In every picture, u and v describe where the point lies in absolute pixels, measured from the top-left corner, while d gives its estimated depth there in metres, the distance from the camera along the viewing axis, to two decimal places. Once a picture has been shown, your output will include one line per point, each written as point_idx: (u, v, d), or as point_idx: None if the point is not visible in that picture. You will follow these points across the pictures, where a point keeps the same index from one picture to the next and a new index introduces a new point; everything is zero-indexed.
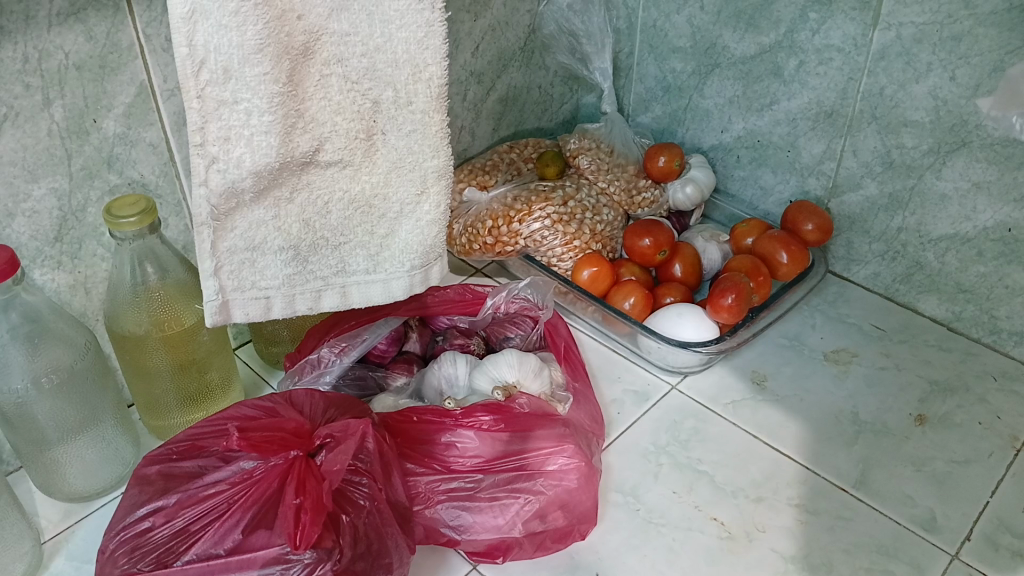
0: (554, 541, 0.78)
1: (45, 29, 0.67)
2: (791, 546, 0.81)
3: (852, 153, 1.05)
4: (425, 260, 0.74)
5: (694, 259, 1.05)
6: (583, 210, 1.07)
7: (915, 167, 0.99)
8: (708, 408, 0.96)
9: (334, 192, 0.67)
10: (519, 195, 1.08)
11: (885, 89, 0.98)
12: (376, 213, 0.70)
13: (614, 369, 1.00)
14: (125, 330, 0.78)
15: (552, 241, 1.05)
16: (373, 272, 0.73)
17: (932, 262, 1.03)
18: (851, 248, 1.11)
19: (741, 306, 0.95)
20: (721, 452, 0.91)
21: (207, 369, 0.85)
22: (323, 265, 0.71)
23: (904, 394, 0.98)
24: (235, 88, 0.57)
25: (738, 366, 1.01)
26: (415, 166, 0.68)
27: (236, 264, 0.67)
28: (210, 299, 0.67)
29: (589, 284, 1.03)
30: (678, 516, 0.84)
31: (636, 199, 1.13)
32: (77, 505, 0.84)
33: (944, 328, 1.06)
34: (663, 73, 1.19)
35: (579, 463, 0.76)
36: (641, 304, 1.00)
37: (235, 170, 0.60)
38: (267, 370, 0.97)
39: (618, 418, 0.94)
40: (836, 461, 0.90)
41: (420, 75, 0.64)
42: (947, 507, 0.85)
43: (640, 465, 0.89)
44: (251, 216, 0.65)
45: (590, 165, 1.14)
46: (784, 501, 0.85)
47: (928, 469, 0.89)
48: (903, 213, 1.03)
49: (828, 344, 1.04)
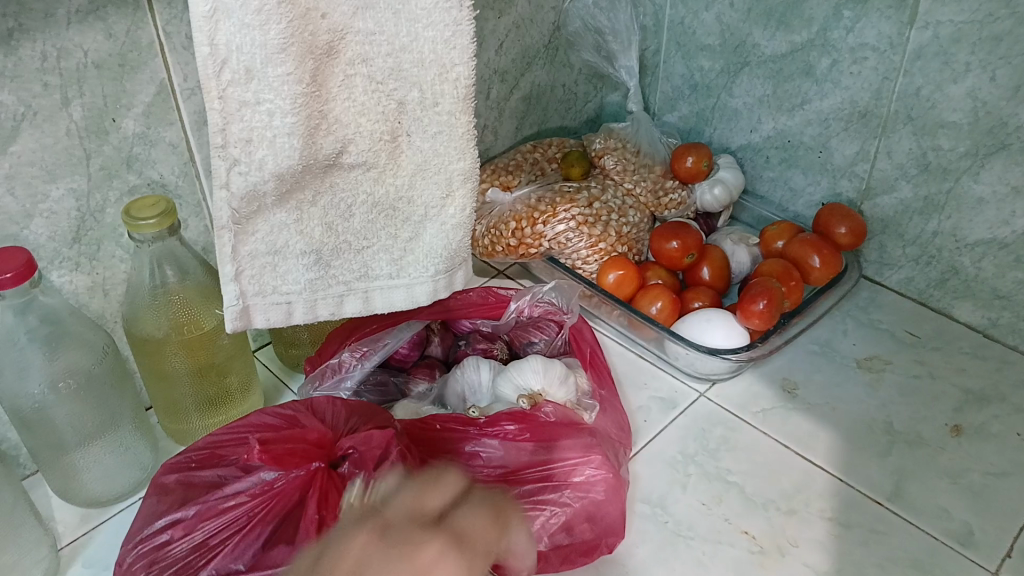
0: (580, 555, 0.75)
1: (64, 27, 0.66)
2: (823, 561, 0.80)
3: (886, 155, 1.02)
4: (450, 264, 0.72)
5: (722, 263, 1.02)
6: (609, 212, 1.05)
7: (951, 170, 0.97)
8: (737, 416, 0.94)
9: (357, 195, 0.66)
10: (543, 196, 1.06)
11: (921, 90, 0.95)
12: (399, 217, 0.68)
13: (640, 375, 0.98)
14: (143, 333, 0.76)
15: (577, 243, 1.03)
16: (396, 277, 0.72)
17: (968, 267, 1.01)
18: (884, 252, 1.08)
19: (772, 313, 0.91)
20: (750, 461, 0.89)
21: (226, 373, 0.84)
22: (346, 269, 0.69)
23: (937, 403, 0.96)
24: (257, 88, 0.55)
25: (768, 373, 0.99)
26: (440, 169, 0.67)
27: (257, 269, 0.65)
28: (231, 305, 0.65)
29: (614, 288, 1.00)
30: (706, 528, 0.82)
31: (663, 200, 1.10)
32: (94, 510, 0.82)
33: (979, 335, 1.04)
34: (690, 72, 1.17)
35: (606, 474, 0.74)
36: (667, 309, 0.96)
37: (257, 173, 0.59)
38: (286, 372, 0.96)
39: (644, 426, 0.92)
40: (869, 473, 0.88)
41: (448, 75, 0.62)
42: (984, 521, 0.84)
43: (667, 475, 0.87)
44: (272, 221, 0.63)
45: (615, 166, 1.11)
46: (817, 514, 0.84)
47: (964, 481, 0.88)
48: (938, 217, 1.01)
49: (859, 350, 1.02)
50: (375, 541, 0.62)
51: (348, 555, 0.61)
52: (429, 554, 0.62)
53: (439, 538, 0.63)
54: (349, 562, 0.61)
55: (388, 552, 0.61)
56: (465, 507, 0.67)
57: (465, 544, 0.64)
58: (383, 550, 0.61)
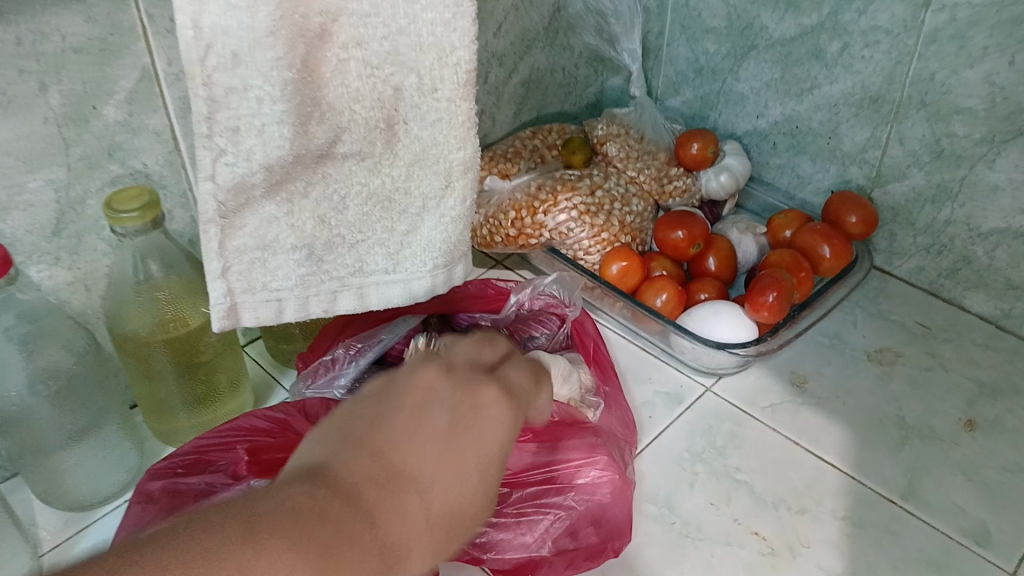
0: (585, 559, 0.73)
1: (39, 9, 0.62)
2: (836, 563, 0.77)
3: (898, 141, 0.98)
4: (449, 258, 0.70)
5: (728, 253, 0.99)
6: (612, 201, 1.01)
7: (965, 157, 0.94)
8: (745, 411, 0.91)
9: (351, 186, 0.62)
10: (544, 184, 1.02)
11: (936, 74, 0.92)
12: (395, 209, 0.65)
13: (644, 369, 0.95)
14: (128, 331, 0.73)
15: (579, 233, 0.99)
16: (392, 272, 0.69)
17: (981, 257, 0.98)
18: (894, 241, 1.05)
19: (782, 305, 0.88)
20: (759, 459, 0.86)
21: (214, 371, 0.80)
22: (339, 264, 0.66)
23: (950, 396, 0.93)
24: (246, 74, 0.51)
25: (776, 366, 0.97)
26: (439, 159, 0.64)
27: (245, 265, 0.61)
28: (218, 302, 0.61)
29: (617, 280, 0.96)
30: (715, 529, 0.79)
31: (667, 188, 1.07)
32: (79, 514, 0.79)
33: (991, 326, 1.01)
34: (695, 55, 1.13)
35: (612, 476, 0.73)
36: (673, 301, 0.93)
37: (245, 163, 0.55)
38: (276, 368, 0.93)
39: (650, 422, 0.89)
40: (881, 469, 0.85)
41: (447, 60, 0.58)
42: (1000, 520, 0.81)
43: (673, 474, 0.84)
44: (261, 214, 0.59)
45: (618, 152, 1.07)
46: (829, 513, 0.81)
47: (979, 477, 0.85)
48: (951, 205, 0.97)
49: (869, 342, 1.00)
50: (443, 377, 0.52)
51: (416, 381, 0.51)
52: (491, 398, 0.53)
53: (493, 387, 0.54)
54: (416, 396, 0.50)
55: (453, 391, 0.51)
56: (515, 364, 0.63)
57: (516, 395, 0.58)
58: (453, 387, 0.52)
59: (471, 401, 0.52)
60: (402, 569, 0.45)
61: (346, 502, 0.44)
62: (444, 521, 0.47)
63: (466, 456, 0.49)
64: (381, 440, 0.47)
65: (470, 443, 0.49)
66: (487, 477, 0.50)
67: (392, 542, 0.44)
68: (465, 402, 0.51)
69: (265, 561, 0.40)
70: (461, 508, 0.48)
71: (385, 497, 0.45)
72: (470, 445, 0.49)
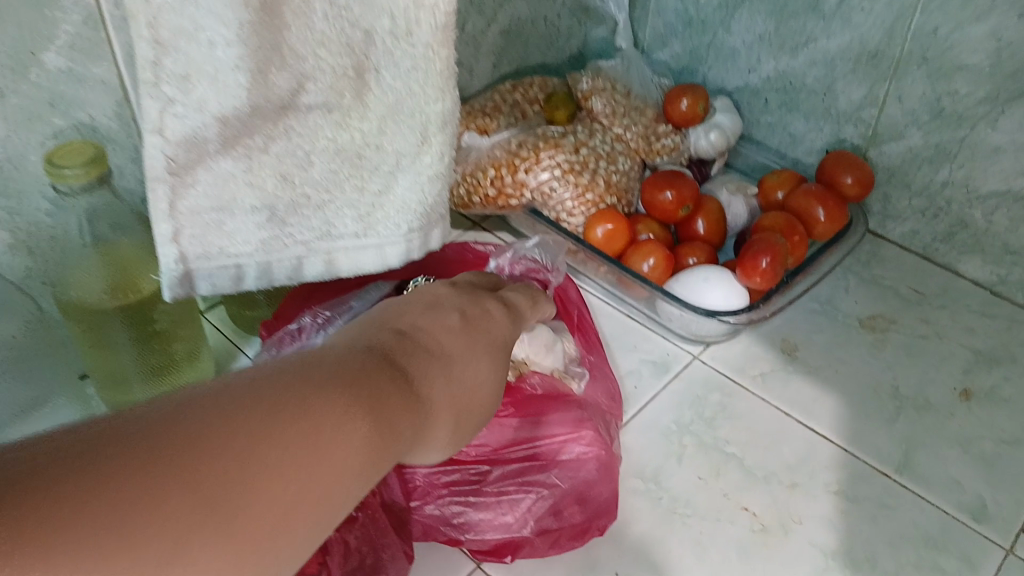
0: (569, 538, 0.69)
1: None
2: (830, 540, 0.74)
3: (896, 99, 0.94)
4: (426, 222, 0.65)
5: (718, 216, 0.95)
6: (597, 159, 0.96)
7: (966, 117, 0.89)
8: (734, 380, 0.87)
9: (317, 141, 0.57)
10: (525, 141, 0.96)
11: (939, 29, 0.87)
12: (366, 166, 0.60)
13: (629, 337, 0.91)
14: (76, 299, 0.68)
15: (562, 193, 0.94)
16: (363, 237, 0.64)
17: (979, 220, 0.95)
18: (888, 203, 1.01)
19: (775, 271, 0.84)
20: (750, 431, 0.82)
21: (172, 341, 0.76)
22: (304, 227, 0.61)
23: (945, 365, 0.90)
24: (196, 13, 0.44)
25: (766, 334, 0.93)
26: (415, 112, 0.58)
27: (200, 227, 0.55)
28: (169, 269, 0.56)
29: (602, 243, 0.91)
30: (704, 505, 0.76)
31: (655, 146, 1.02)
32: None
33: (986, 293, 0.98)
34: (684, 6, 1.08)
35: (598, 451, 0.69)
36: (660, 266, 0.89)
37: (196, 114, 0.48)
38: (240, 337, 0.87)
39: (635, 392, 0.85)
40: (876, 442, 0.82)
41: (423, 2, 0.52)
42: (998, 494, 0.78)
43: (660, 447, 0.81)
44: (216, 171, 0.53)
45: (604, 108, 1.02)
46: (822, 488, 0.78)
47: (975, 450, 0.82)
48: (950, 166, 0.93)
49: (862, 309, 0.96)
50: (447, 288, 0.59)
51: (430, 291, 0.58)
52: (495, 306, 0.59)
53: (492, 300, 0.60)
54: (426, 299, 0.56)
55: (460, 296, 0.58)
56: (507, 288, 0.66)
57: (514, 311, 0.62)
58: (460, 295, 0.58)
59: (476, 300, 0.59)
60: (438, 425, 0.49)
61: (396, 371, 0.46)
62: (461, 403, 0.51)
63: (481, 346, 0.54)
64: (399, 330, 0.51)
65: (483, 340, 0.54)
66: (498, 365, 0.54)
67: (425, 411, 0.47)
68: (472, 304, 0.58)
69: (330, 407, 0.40)
70: (475, 396, 0.52)
71: (420, 367, 0.48)
72: (483, 340, 0.54)
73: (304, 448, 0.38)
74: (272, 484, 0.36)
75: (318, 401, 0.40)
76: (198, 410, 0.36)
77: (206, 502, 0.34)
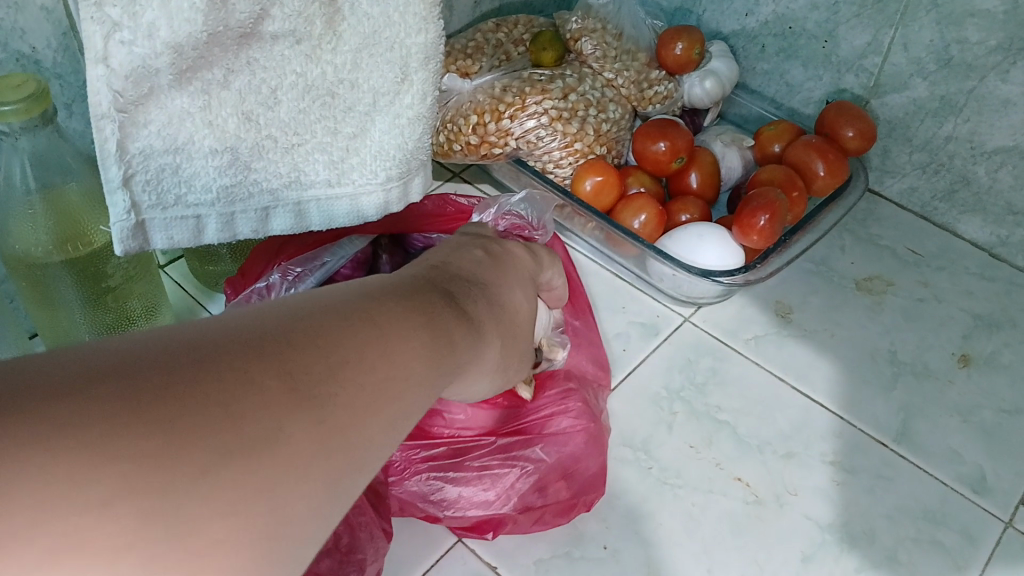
0: (554, 515, 0.66)
1: None
2: (826, 513, 0.70)
3: (902, 48, 0.89)
4: (405, 169, 0.60)
5: (711, 169, 0.90)
6: (586, 106, 0.90)
7: (975, 67, 0.85)
8: (726, 344, 0.83)
9: (284, 77, 0.50)
10: (509, 85, 0.90)
11: None
12: (339, 105, 0.54)
13: (616, 299, 0.87)
14: (19, 251, 0.62)
15: (549, 142, 0.88)
16: (336, 185, 0.59)
17: (982, 177, 0.90)
18: (887, 158, 0.97)
19: (774, 230, 0.79)
20: (743, 398, 0.78)
21: (126, 297, 0.71)
22: (270, 173, 0.55)
23: (944, 329, 0.86)
24: None
25: (760, 295, 0.88)
26: (394, 44, 0.52)
27: (153, 173, 0.49)
28: (119, 218, 0.50)
29: (591, 198, 0.87)
30: (696, 476, 0.72)
31: (647, 94, 0.96)
32: None
33: (985, 254, 0.94)
34: None
35: (586, 424, 0.67)
36: (653, 222, 0.84)
37: (145, 41, 0.42)
38: (203, 293, 0.82)
39: (624, 356, 0.81)
40: (873, 409, 0.78)
41: None
42: (998, 465, 0.75)
43: (650, 414, 0.76)
44: (170, 107, 0.46)
45: (594, 50, 0.96)
46: (818, 458, 0.74)
47: (975, 419, 0.78)
48: (955, 120, 0.89)
49: (859, 269, 0.92)
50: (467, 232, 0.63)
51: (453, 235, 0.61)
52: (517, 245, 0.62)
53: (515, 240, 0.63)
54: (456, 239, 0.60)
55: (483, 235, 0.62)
56: None
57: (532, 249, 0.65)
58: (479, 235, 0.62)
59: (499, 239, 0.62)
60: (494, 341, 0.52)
61: (444, 296, 0.48)
62: (505, 325, 0.54)
63: (513, 276, 0.57)
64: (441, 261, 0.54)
65: (513, 273, 0.57)
66: (528, 298, 0.58)
67: (468, 339, 0.48)
68: (496, 241, 0.61)
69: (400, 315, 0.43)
70: (515, 320, 0.55)
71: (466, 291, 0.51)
72: (511, 271, 0.58)
73: (373, 354, 0.39)
74: (360, 377, 0.38)
75: (378, 318, 0.42)
76: (279, 316, 0.38)
77: (292, 387, 0.35)
